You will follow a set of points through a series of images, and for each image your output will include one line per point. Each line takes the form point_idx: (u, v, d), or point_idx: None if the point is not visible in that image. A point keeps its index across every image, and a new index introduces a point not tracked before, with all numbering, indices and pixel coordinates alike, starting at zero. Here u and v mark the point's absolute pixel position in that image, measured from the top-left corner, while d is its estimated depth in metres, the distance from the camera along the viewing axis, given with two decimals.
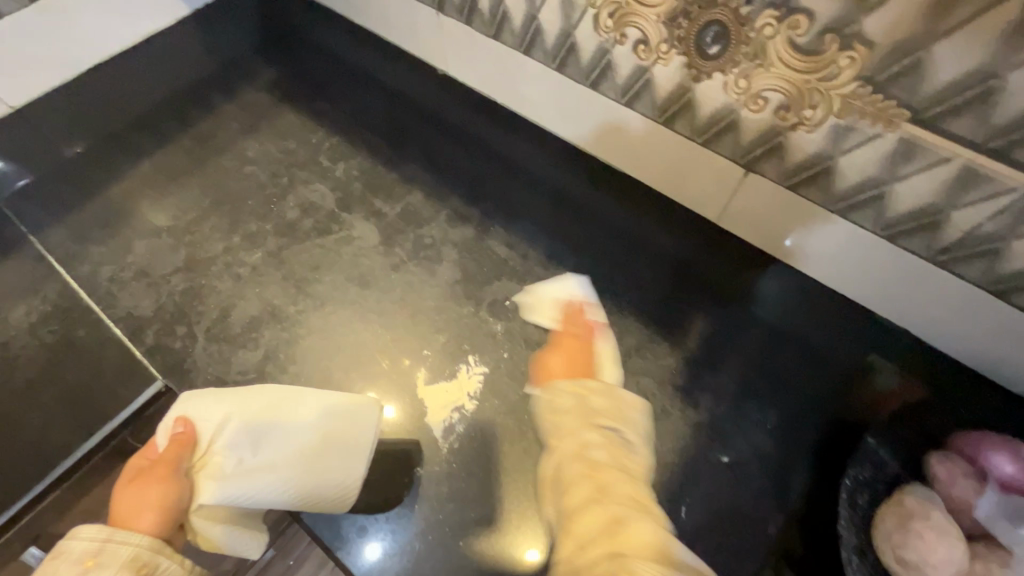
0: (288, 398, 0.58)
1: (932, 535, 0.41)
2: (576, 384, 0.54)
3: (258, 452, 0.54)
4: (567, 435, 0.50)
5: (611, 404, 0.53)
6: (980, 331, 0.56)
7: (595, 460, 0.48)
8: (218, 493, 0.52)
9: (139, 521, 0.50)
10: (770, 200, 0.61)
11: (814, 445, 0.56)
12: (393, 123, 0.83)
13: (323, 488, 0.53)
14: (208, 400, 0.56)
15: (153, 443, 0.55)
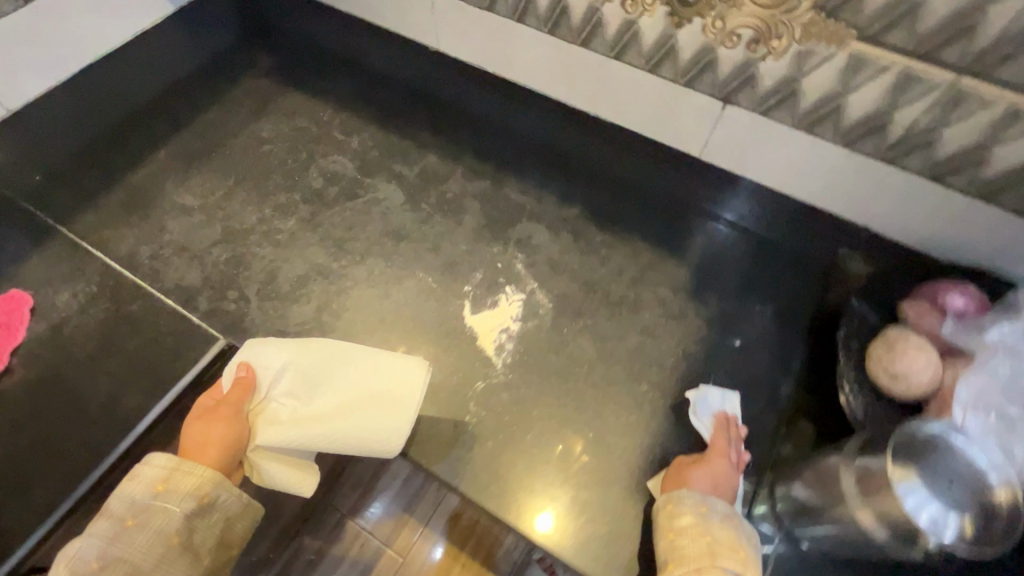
0: (341, 357, 0.59)
1: (913, 348, 0.50)
2: (706, 507, 0.51)
3: (311, 402, 0.57)
4: (685, 568, 0.48)
5: (725, 542, 0.49)
6: (927, 216, 0.67)
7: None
8: (272, 438, 0.55)
9: (205, 454, 0.53)
10: (746, 128, 0.71)
11: (809, 325, 0.67)
12: (395, 98, 0.89)
13: (368, 443, 0.55)
14: (269, 349, 0.58)
15: (219, 385, 0.57)
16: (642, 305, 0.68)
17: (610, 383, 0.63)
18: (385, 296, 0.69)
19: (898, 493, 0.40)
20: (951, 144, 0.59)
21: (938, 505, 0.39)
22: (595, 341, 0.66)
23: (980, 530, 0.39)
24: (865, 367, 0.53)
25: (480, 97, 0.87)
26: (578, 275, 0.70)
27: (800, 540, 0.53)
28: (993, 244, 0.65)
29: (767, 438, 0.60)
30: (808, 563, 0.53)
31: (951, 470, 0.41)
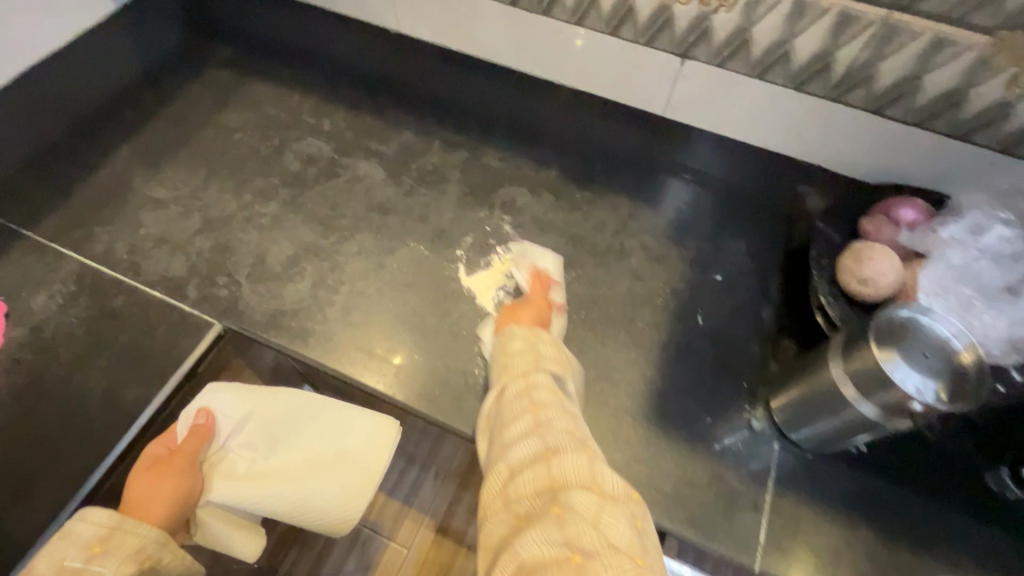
0: (306, 412, 0.61)
1: (877, 253, 0.56)
2: (533, 360, 0.54)
3: (270, 457, 0.60)
4: (517, 375, 0.53)
5: (548, 353, 0.55)
6: (873, 149, 0.73)
7: (535, 397, 0.49)
8: (224, 493, 0.57)
9: (150, 510, 0.52)
10: (706, 81, 0.76)
11: (782, 255, 0.73)
12: (361, 81, 0.90)
13: (320, 509, 0.59)
14: (232, 398, 0.60)
15: (170, 431, 0.57)
16: (626, 252, 0.72)
17: (609, 326, 0.66)
18: (378, 267, 0.69)
19: (887, 372, 0.44)
20: (888, 76, 0.66)
21: (920, 374, 0.44)
22: (588, 289, 0.69)
23: (957, 389, 0.44)
24: (838, 279, 0.58)
25: (444, 73, 0.87)
26: (563, 231, 0.74)
27: (797, 439, 0.58)
28: (931, 167, 0.72)
29: (756, 358, 0.64)
30: (807, 461, 0.58)
31: (926, 343, 0.45)
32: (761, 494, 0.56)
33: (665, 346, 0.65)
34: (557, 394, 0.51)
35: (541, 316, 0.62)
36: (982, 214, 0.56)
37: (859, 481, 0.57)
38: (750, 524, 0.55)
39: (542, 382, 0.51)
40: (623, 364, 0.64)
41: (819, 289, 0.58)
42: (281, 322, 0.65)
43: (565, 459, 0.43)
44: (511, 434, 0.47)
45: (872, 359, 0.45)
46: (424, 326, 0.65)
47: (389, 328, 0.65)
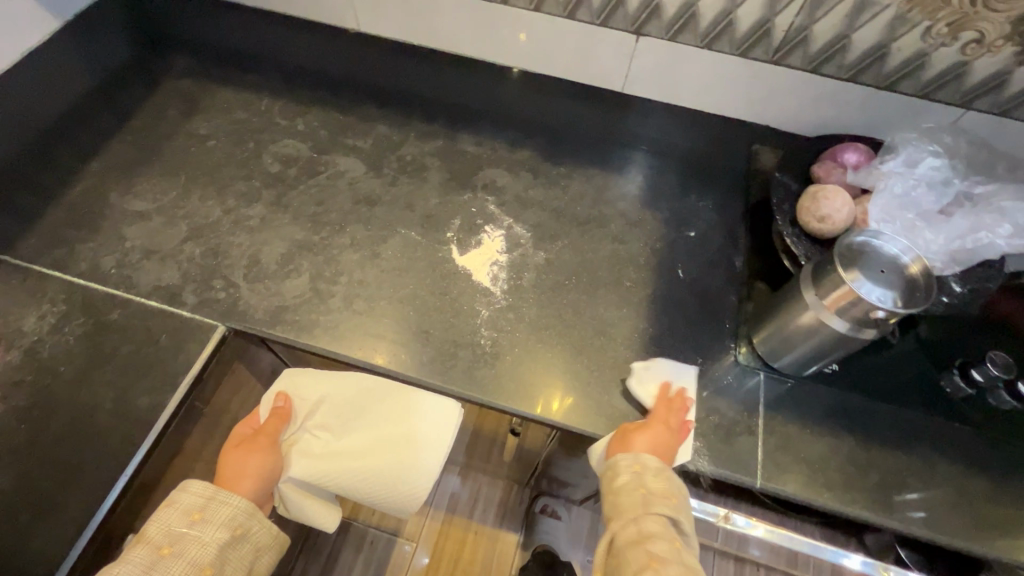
0: (375, 393, 0.63)
1: (831, 193, 0.62)
2: (641, 464, 0.54)
3: (343, 437, 0.61)
4: (630, 516, 0.52)
5: (667, 488, 0.54)
6: (814, 106, 0.81)
7: (654, 552, 0.49)
8: (301, 471, 0.59)
9: (241, 484, 0.54)
10: (659, 54, 0.81)
11: (746, 208, 0.79)
12: (328, 80, 0.91)
13: (393, 487, 0.60)
14: (308, 383, 0.63)
15: (255, 414, 0.60)
16: (605, 219, 0.77)
17: (599, 288, 0.71)
18: (373, 255, 0.72)
19: (852, 287, 0.50)
20: (821, 37, 0.73)
21: (879, 286, 0.50)
22: (575, 256, 0.73)
23: (910, 295, 0.51)
24: (798, 219, 0.65)
25: (411, 69, 0.89)
26: (544, 205, 0.78)
27: (779, 366, 0.64)
28: (866, 115, 0.79)
29: (734, 301, 0.71)
30: (789, 385, 0.64)
31: (881, 259, 0.52)
32: (754, 418, 0.62)
33: (652, 300, 0.70)
34: (677, 541, 0.50)
35: (660, 441, 0.57)
36: (915, 147, 0.64)
37: (835, 397, 0.64)
38: (748, 446, 0.61)
39: (658, 528, 0.51)
40: (616, 320, 0.69)
41: (783, 232, 0.64)
42: (285, 316, 0.66)
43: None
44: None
45: (840, 282, 0.51)
46: (426, 306, 0.68)
47: (392, 311, 0.67)
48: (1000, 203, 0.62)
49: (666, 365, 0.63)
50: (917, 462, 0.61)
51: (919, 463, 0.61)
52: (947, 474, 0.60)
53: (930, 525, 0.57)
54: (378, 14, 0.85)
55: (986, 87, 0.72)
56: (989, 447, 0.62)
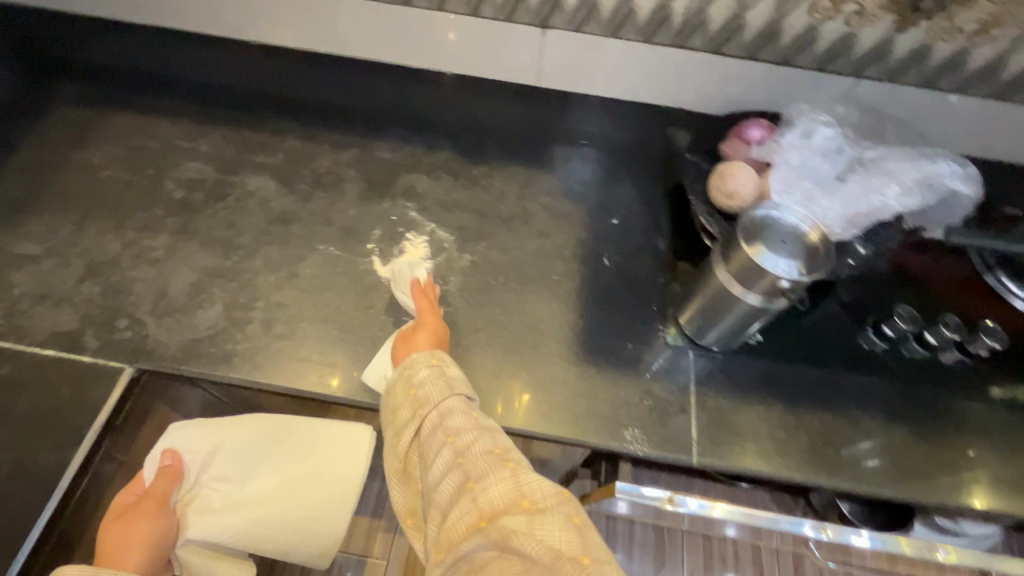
0: (271, 439, 0.68)
1: (735, 169, 0.64)
2: (434, 357, 0.56)
3: (245, 485, 0.65)
4: (428, 410, 0.52)
5: (442, 373, 0.54)
6: (723, 86, 0.82)
7: (450, 428, 0.49)
8: (206, 530, 0.61)
9: (126, 559, 0.54)
10: (567, 46, 0.81)
11: (667, 192, 0.81)
12: (232, 96, 0.87)
13: (304, 526, 0.65)
14: (194, 434, 0.64)
15: (137, 478, 0.60)
16: (530, 214, 0.77)
17: (528, 285, 0.70)
18: (291, 276, 0.69)
19: (755, 258, 0.52)
20: (717, 18, 0.75)
21: (779, 254, 0.52)
22: (502, 255, 0.73)
23: (812, 260, 0.52)
24: (710, 198, 0.66)
25: (320, 76, 0.86)
26: (468, 206, 0.77)
27: (708, 344, 0.66)
28: (772, 92, 0.81)
29: (660, 283, 0.72)
30: (718, 360, 0.66)
31: (781, 228, 0.54)
32: (687, 397, 0.63)
33: (581, 291, 0.71)
34: (474, 413, 0.51)
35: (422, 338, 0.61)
36: (810, 120, 0.67)
37: (762, 367, 0.66)
38: (683, 424, 0.62)
39: (455, 404, 0.51)
40: (547, 315, 0.68)
41: (698, 212, 0.66)
42: (200, 349, 0.63)
43: (491, 484, 0.44)
44: (435, 470, 0.47)
45: (744, 254, 0.53)
46: (351, 321, 0.66)
47: (317, 332, 0.65)
48: (891, 163, 0.64)
49: (411, 262, 0.70)
50: (841, 420, 0.63)
51: (843, 420, 0.63)
52: (870, 428, 0.63)
53: (856, 479, 0.60)
54: (277, 25, 0.82)
55: (873, 57, 0.76)
56: (905, 397, 0.65)
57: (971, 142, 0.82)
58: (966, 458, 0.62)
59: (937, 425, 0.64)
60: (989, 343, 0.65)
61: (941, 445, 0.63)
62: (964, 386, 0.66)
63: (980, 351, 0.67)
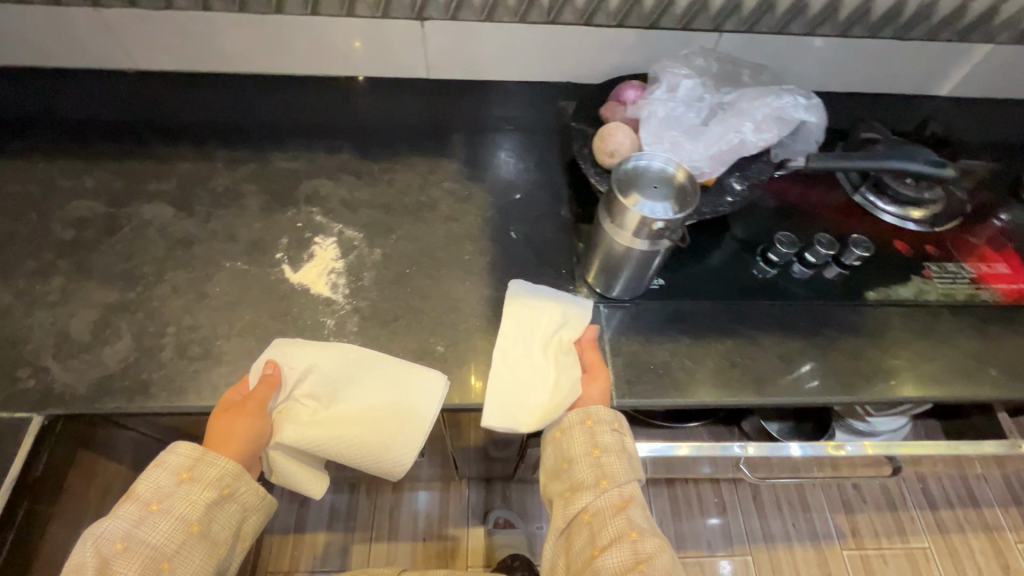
0: (364, 364, 0.62)
1: (612, 129, 0.68)
2: (618, 422, 0.62)
3: (332, 404, 0.62)
4: (607, 486, 0.59)
5: (622, 449, 0.61)
6: (601, 54, 0.86)
7: (632, 522, 0.57)
8: (291, 437, 0.60)
9: (229, 446, 0.57)
10: (448, 35, 0.84)
11: (564, 161, 0.85)
12: (112, 127, 0.84)
13: (379, 454, 0.61)
14: (297, 350, 0.62)
15: (244, 380, 0.61)
16: (435, 202, 0.79)
17: (441, 270, 0.72)
18: (200, 297, 0.68)
19: (632, 209, 0.56)
20: None
21: (652, 202, 0.57)
22: (412, 244, 0.74)
23: (682, 202, 0.57)
24: (596, 159, 0.70)
25: (213, 97, 0.87)
26: (374, 203, 0.78)
27: (616, 295, 0.70)
28: (647, 53, 0.86)
29: (566, 247, 0.75)
30: (625, 309, 0.70)
31: (652, 178, 0.58)
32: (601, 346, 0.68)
33: (492, 267, 0.73)
34: (641, 506, 0.60)
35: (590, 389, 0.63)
36: (672, 75, 0.72)
37: (666, 307, 0.71)
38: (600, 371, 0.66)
39: (630, 491, 0.60)
40: (463, 295, 0.71)
41: (588, 174, 0.69)
42: (112, 385, 0.61)
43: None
44: (604, 538, 0.57)
45: (620, 204, 0.57)
46: (268, 331, 0.66)
47: (233, 347, 0.65)
48: (743, 106, 0.71)
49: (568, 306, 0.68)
50: (742, 343, 0.69)
51: (744, 342, 0.69)
52: (768, 346, 0.69)
53: (758, 391, 0.66)
54: (158, 48, 0.84)
55: (728, 11, 0.79)
56: (794, 314, 0.72)
57: (823, 77, 0.91)
58: (850, 356, 0.70)
59: (827, 332, 0.71)
60: (858, 253, 0.73)
61: (829, 349, 0.70)
62: (844, 296, 0.73)
63: (853, 262, 0.74)
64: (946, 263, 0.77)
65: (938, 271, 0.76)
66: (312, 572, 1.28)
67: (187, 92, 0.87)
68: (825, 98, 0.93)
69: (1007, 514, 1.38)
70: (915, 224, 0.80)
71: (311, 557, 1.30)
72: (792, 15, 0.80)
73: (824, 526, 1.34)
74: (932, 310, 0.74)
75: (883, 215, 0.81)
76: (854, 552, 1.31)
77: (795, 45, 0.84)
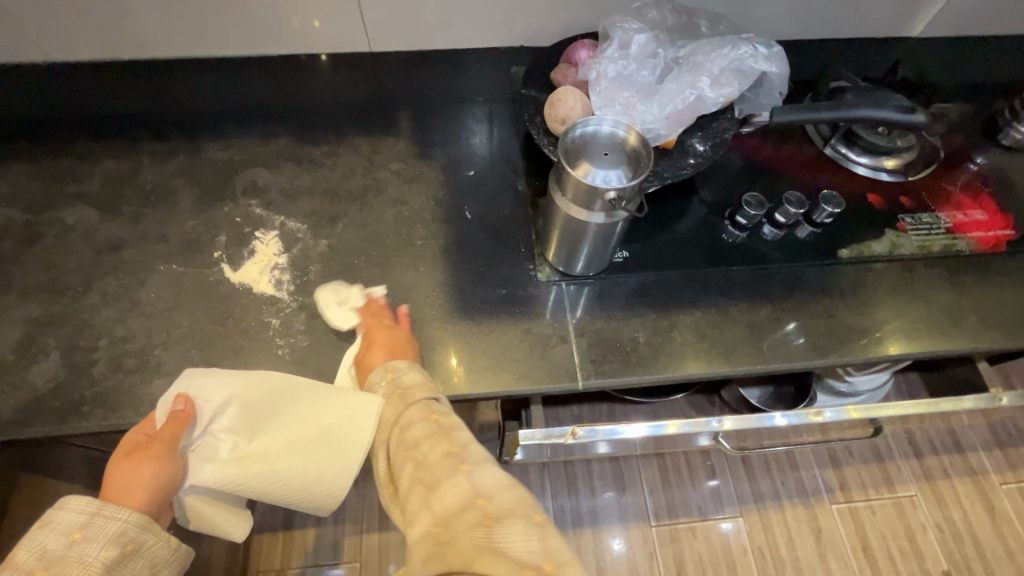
0: (291, 390, 0.58)
1: (563, 94, 0.63)
2: (391, 368, 0.56)
3: (255, 438, 0.56)
4: (389, 423, 0.52)
5: (419, 381, 0.54)
6: (552, 14, 0.81)
7: (419, 460, 0.46)
8: (209, 478, 0.54)
9: (131, 497, 0.50)
10: (385, 1, 0.78)
11: (519, 132, 0.80)
12: (27, 125, 0.77)
13: (312, 488, 0.56)
14: (209, 379, 0.57)
15: (149, 419, 0.55)
16: (383, 185, 0.74)
17: (392, 258, 0.68)
18: (132, 305, 0.63)
19: (581, 180, 0.52)
20: None
21: (604, 171, 0.52)
22: (360, 232, 0.70)
23: (635, 169, 0.53)
24: (549, 128, 0.65)
25: (139, 85, 0.81)
26: (317, 191, 0.73)
27: (580, 271, 0.66)
28: (601, 9, 0.80)
29: (525, 224, 0.71)
30: (589, 287, 0.67)
31: (602, 145, 0.54)
32: (564, 327, 0.64)
33: (446, 250, 0.69)
34: (455, 447, 0.46)
35: (393, 346, 0.59)
36: (624, 30, 0.67)
37: (632, 282, 0.67)
38: (564, 353, 0.62)
39: (423, 430, 0.49)
40: (416, 283, 0.66)
41: (542, 145, 0.65)
42: (41, 407, 0.57)
43: (463, 536, 0.38)
44: (416, 480, 0.45)
45: (571, 178, 0.53)
46: (209, 337, 0.62)
47: (172, 357, 0.60)
48: (698, 60, 0.66)
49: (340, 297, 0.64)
50: (711, 313, 0.66)
51: (713, 312, 0.66)
52: (739, 315, 0.66)
53: (731, 362, 0.63)
54: (68, 35, 0.77)
55: None
56: (766, 278, 0.69)
57: (790, 24, 0.86)
58: (825, 319, 0.67)
59: (799, 295, 0.68)
60: (829, 210, 0.70)
61: (803, 314, 0.67)
62: (817, 256, 0.70)
63: (825, 219, 0.71)
64: (921, 214, 0.74)
65: (913, 223, 0.73)
66: (303, 568, 1.27)
67: (109, 83, 0.81)
68: (793, 46, 0.88)
69: (991, 457, 1.39)
70: (888, 175, 0.77)
71: (301, 553, 1.28)
72: None
73: (812, 483, 1.34)
74: (907, 264, 0.71)
75: (855, 167, 0.77)
76: (843, 506, 1.32)
77: None
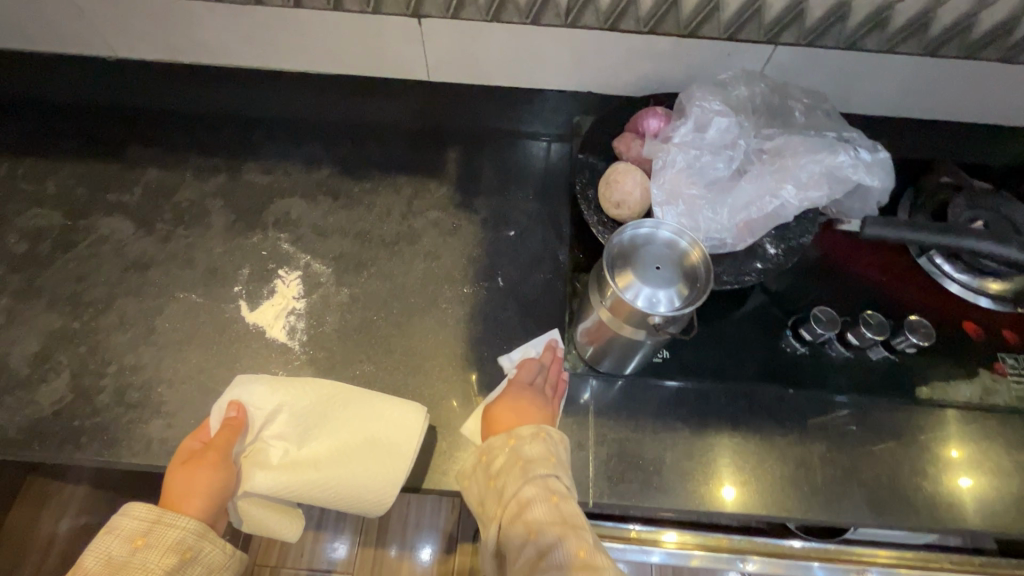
0: (338, 400, 0.56)
1: (621, 173, 0.57)
2: (513, 436, 0.50)
3: (304, 445, 0.54)
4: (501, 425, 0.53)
5: (541, 434, 0.50)
6: (625, 65, 0.73)
7: (513, 435, 0.50)
8: (262, 484, 0.52)
9: (189, 504, 0.49)
10: (449, 36, 0.71)
11: (570, 192, 0.73)
12: (84, 120, 0.77)
13: (359, 497, 0.53)
14: (262, 388, 0.55)
15: (206, 427, 0.55)
16: (416, 233, 0.70)
17: (413, 318, 0.64)
18: (148, 332, 0.62)
19: (622, 294, 0.46)
20: None
21: (652, 289, 0.46)
22: (384, 284, 0.66)
23: (690, 290, 0.46)
24: (601, 205, 0.59)
25: (195, 92, 0.79)
26: (348, 230, 0.69)
27: (607, 369, 0.59)
28: (682, 66, 0.71)
29: (559, 302, 0.65)
30: (619, 385, 0.60)
31: (655, 256, 0.47)
32: (584, 432, 0.58)
33: (470, 318, 0.64)
34: (541, 434, 0.50)
35: (522, 410, 0.53)
36: (701, 109, 0.60)
37: (666, 388, 0.60)
38: (579, 462, 0.56)
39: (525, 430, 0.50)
40: (433, 353, 0.62)
41: (588, 219, 0.58)
42: (42, 430, 0.56)
43: (534, 509, 0.44)
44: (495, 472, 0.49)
45: (612, 288, 0.46)
46: (215, 379, 0.60)
47: (175, 396, 0.58)
48: (785, 160, 0.59)
49: (539, 338, 0.62)
50: (754, 440, 0.58)
51: (756, 440, 0.58)
52: (787, 450, 0.58)
53: (771, 503, 0.55)
54: (128, 36, 0.74)
55: (785, 20, 0.64)
56: (823, 408, 0.60)
57: (901, 101, 0.74)
58: (889, 471, 0.57)
59: (860, 434, 0.59)
60: (913, 339, 0.59)
61: (865, 459, 0.58)
62: (888, 391, 0.61)
63: (906, 348, 0.61)
64: None
65: (1014, 365, 0.62)
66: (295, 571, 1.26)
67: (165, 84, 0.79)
68: (903, 128, 0.77)
69: None
70: (989, 299, 0.65)
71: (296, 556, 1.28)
72: (870, 26, 0.64)
73: None
74: (1000, 416, 0.60)
75: (950, 284, 0.66)
76: None
77: (868, 64, 0.68)
